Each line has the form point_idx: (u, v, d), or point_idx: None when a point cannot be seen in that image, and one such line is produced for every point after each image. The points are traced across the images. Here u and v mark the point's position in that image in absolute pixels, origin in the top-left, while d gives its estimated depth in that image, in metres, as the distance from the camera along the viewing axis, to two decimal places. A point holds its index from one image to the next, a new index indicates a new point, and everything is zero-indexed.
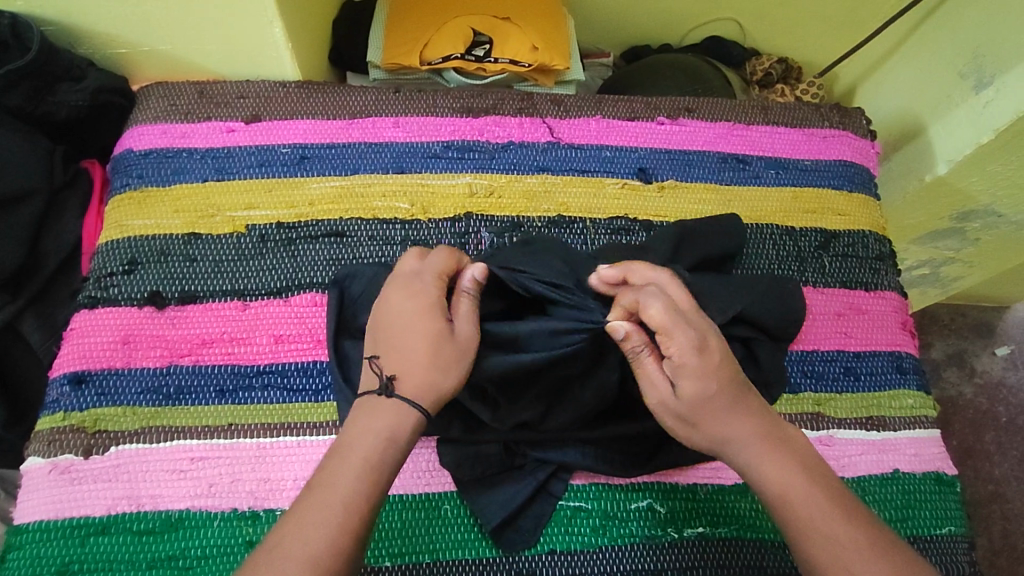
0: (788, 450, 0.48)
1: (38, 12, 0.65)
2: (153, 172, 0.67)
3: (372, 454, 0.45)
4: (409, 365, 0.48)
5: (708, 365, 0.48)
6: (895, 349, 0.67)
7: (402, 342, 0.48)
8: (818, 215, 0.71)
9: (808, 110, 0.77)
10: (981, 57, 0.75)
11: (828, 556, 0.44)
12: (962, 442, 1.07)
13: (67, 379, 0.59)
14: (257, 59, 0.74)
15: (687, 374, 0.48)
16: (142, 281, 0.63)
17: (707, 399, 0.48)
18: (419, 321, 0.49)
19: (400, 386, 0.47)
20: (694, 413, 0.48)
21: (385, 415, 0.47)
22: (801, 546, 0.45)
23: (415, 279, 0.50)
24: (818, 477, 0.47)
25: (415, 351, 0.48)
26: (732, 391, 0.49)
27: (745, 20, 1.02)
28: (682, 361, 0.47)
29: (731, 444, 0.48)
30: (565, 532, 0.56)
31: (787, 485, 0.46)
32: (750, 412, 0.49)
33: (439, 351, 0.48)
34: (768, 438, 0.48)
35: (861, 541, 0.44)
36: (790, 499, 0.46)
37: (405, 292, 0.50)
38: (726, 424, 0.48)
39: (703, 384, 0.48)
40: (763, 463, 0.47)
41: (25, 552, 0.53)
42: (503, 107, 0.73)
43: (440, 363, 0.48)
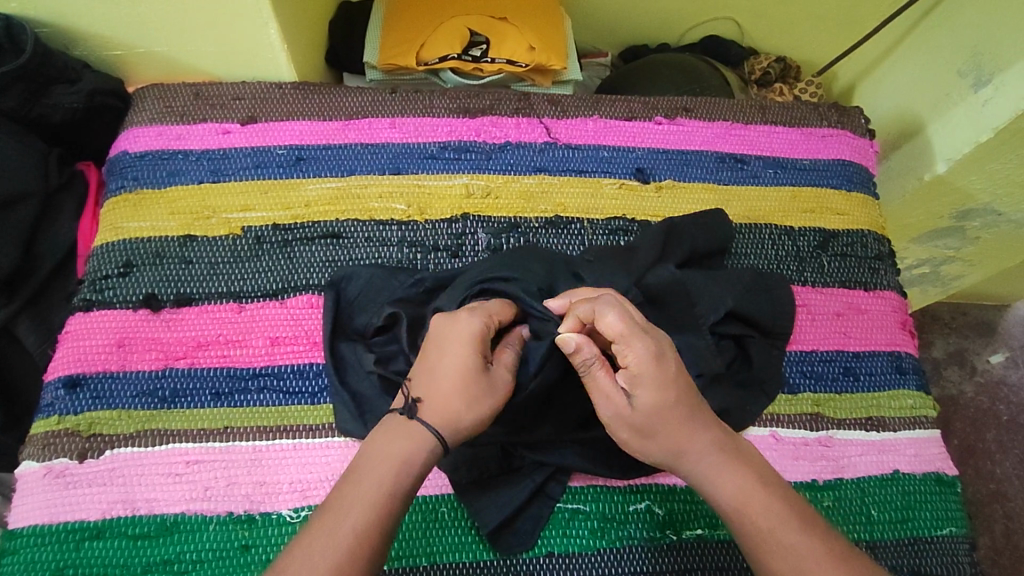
0: (744, 462, 0.47)
1: (32, 14, 0.65)
2: (148, 174, 0.67)
3: (385, 481, 0.43)
4: (440, 392, 0.47)
5: (665, 375, 0.47)
6: (894, 349, 0.67)
7: (439, 371, 0.48)
8: (817, 215, 0.71)
9: (806, 110, 0.76)
10: (980, 56, 0.75)
11: (787, 566, 0.42)
12: (963, 441, 1.07)
13: (61, 382, 0.59)
14: (254, 61, 0.73)
15: (642, 384, 0.47)
16: (137, 284, 0.63)
17: (664, 410, 0.47)
18: (463, 354, 0.48)
19: (425, 412, 0.47)
20: (650, 425, 0.47)
21: (402, 441, 0.45)
22: (760, 559, 0.44)
23: (474, 315, 0.51)
24: (776, 488, 0.46)
25: (449, 381, 0.47)
26: (688, 404, 0.48)
27: (743, 19, 1.02)
28: (637, 370, 0.47)
29: (687, 457, 0.47)
30: (564, 535, 0.56)
31: (744, 497, 0.45)
32: (706, 424, 0.48)
33: (472, 388, 0.47)
34: (723, 450, 0.48)
35: (822, 552, 0.43)
36: (747, 510, 0.45)
37: (451, 323, 0.50)
38: (681, 437, 0.47)
39: (658, 396, 0.47)
40: (719, 476, 0.47)
41: (19, 557, 0.53)
42: (500, 108, 0.72)
43: (469, 397, 0.47)
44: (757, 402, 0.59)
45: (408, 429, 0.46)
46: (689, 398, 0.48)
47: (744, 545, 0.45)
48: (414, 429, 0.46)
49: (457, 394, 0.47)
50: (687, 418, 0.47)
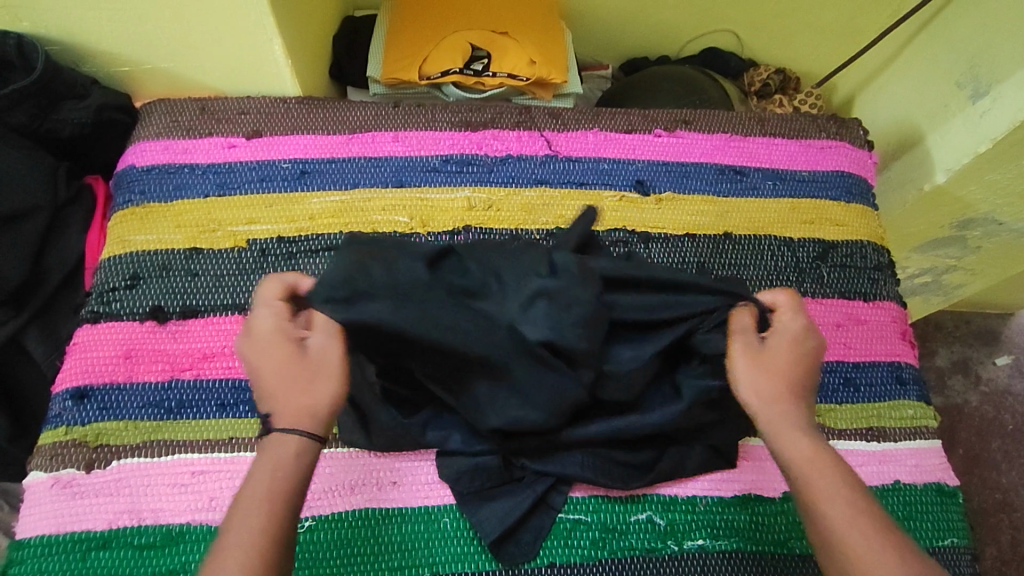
0: (817, 435, 0.49)
1: (43, 32, 0.66)
2: (155, 188, 0.68)
3: (262, 490, 0.45)
4: (280, 399, 0.48)
5: (803, 345, 0.53)
6: (894, 359, 0.67)
7: (267, 379, 0.49)
8: (816, 226, 0.72)
9: (805, 122, 0.77)
10: (977, 67, 0.76)
11: (844, 521, 0.44)
12: (968, 450, 1.06)
13: (69, 393, 0.59)
14: (259, 76, 0.75)
15: (782, 341, 0.53)
16: (144, 296, 0.64)
17: (785, 363, 0.51)
18: (274, 354, 0.49)
19: (278, 421, 0.47)
20: (770, 368, 0.51)
21: (269, 452, 0.47)
22: (820, 510, 0.45)
23: (257, 314, 0.51)
24: (839, 461, 0.48)
25: (280, 384, 0.48)
26: (802, 372, 0.52)
27: (742, 32, 1.03)
28: (781, 331, 0.53)
29: (778, 407, 0.50)
30: (565, 545, 0.56)
31: (814, 459, 0.47)
32: (802, 396, 0.51)
33: (299, 376, 0.49)
34: (804, 419, 0.50)
35: (875, 519, 0.45)
36: (816, 468, 0.47)
37: (250, 337, 0.50)
38: (784, 392, 0.50)
39: (785, 353, 0.52)
40: (794, 435, 0.49)
41: (27, 566, 0.54)
42: (501, 121, 0.73)
43: (305, 385, 0.48)
44: None
45: (266, 442, 0.47)
46: (807, 370, 0.52)
47: (802, 496, 0.47)
48: (273, 437, 0.47)
49: (293, 389, 0.48)
50: (798, 379, 0.51)
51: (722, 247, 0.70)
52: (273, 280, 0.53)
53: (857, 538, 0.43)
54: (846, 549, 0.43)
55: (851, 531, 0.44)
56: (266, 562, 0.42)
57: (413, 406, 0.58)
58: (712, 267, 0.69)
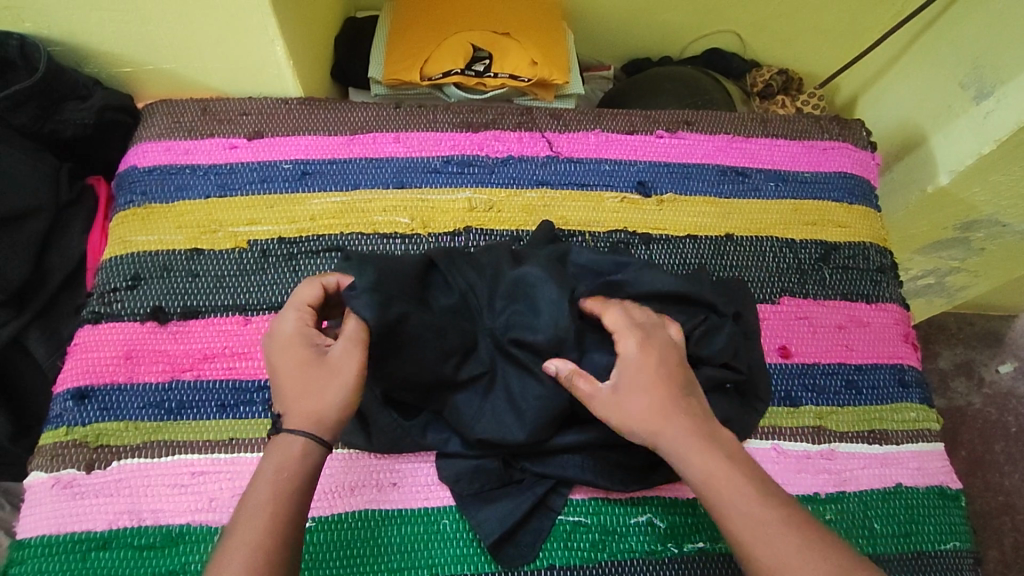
0: (715, 439, 0.48)
1: (46, 33, 0.66)
2: (157, 189, 0.68)
3: (268, 490, 0.45)
4: (292, 401, 0.48)
5: (650, 362, 0.50)
6: (896, 361, 0.67)
7: (283, 382, 0.48)
8: (818, 227, 0.71)
9: (808, 123, 0.77)
10: (981, 68, 0.76)
11: (751, 536, 0.44)
12: (972, 453, 1.06)
13: (70, 394, 0.60)
14: (261, 77, 0.75)
15: (630, 369, 0.50)
16: (145, 297, 0.64)
17: (648, 390, 0.49)
18: (291, 359, 0.49)
19: (286, 422, 0.47)
20: (636, 411, 0.49)
21: (277, 452, 0.47)
22: (727, 524, 0.45)
23: (287, 316, 0.51)
24: (738, 461, 0.47)
25: (295, 386, 0.48)
26: (669, 386, 0.50)
27: (745, 32, 1.02)
28: (623, 358, 0.51)
29: (664, 438, 0.48)
30: (564, 548, 0.56)
31: (713, 473, 0.46)
32: (684, 406, 0.49)
33: (314, 381, 0.48)
34: (697, 429, 0.48)
35: (779, 517, 0.44)
36: (716, 482, 0.46)
37: (274, 337, 0.50)
38: (662, 410, 0.49)
39: (643, 379, 0.50)
40: (691, 452, 0.47)
41: (28, 566, 0.54)
42: (503, 122, 0.73)
43: (318, 390, 0.47)
44: (755, 411, 0.60)
45: (277, 443, 0.47)
46: (672, 376, 0.50)
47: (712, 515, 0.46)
48: (282, 439, 0.47)
49: (306, 392, 0.47)
50: (672, 392, 0.49)
51: (724, 248, 0.69)
52: (312, 282, 0.52)
53: (766, 548, 0.43)
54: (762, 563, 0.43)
55: (759, 543, 0.44)
56: (270, 562, 0.43)
57: (413, 407, 0.58)
58: (715, 269, 0.68)
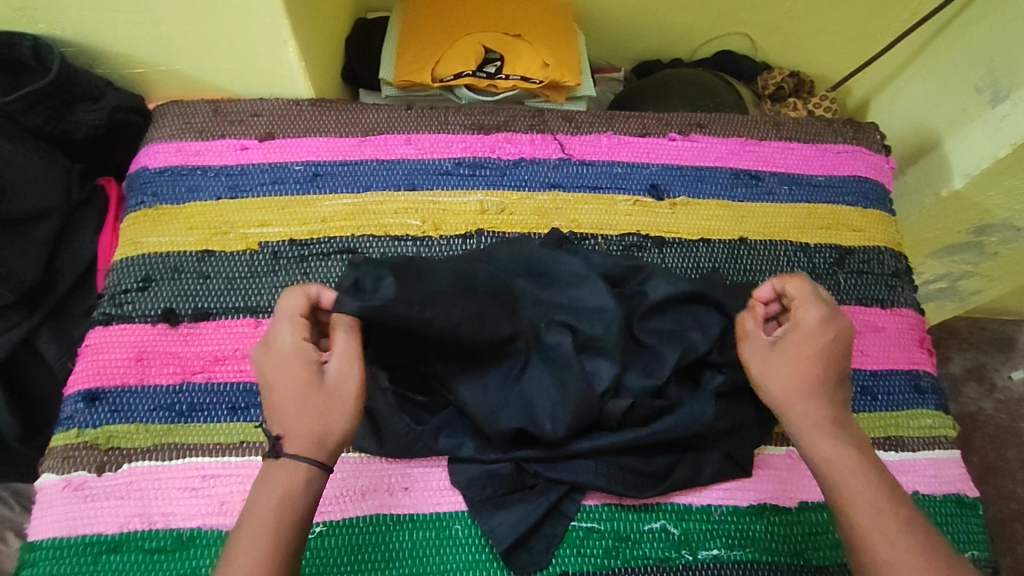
0: (846, 431, 0.49)
1: (58, 34, 0.67)
2: (168, 190, 0.68)
3: (269, 517, 0.45)
4: (291, 421, 0.48)
5: (812, 336, 0.51)
6: (912, 367, 0.66)
7: (282, 402, 0.48)
8: (833, 231, 0.71)
9: (822, 126, 0.76)
10: (996, 72, 0.75)
11: (868, 524, 0.45)
12: (983, 458, 1.05)
13: (81, 396, 0.59)
14: (272, 79, 0.74)
15: (793, 335, 0.52)
16: (155, 298, 0.63)
17: (799, 360, 0.51)
18: (290, 377, 0.49)
19: (286, 445, 0.47)
20: (778, 373, 0.51)
21: (276, 478, 0.46)
22: (845, 513, 0.46)
23: (281, 330, 0.50)
24: (867, 456, 0.48)
25: (294, 406, 0.48)
26: (824, 366, 0.50)
27: (756, 34, 1.02)
28: (793, 327, 0.52)
29: (798, 410, 0.50)
30: (577, 554, 0.55)
31: (842, 460, 0.47)
32: (827, 390, 0.50)
33: (312, 403, 0.48)
34: (832, 414, 0.49)
35: (904, 519, 0.45)
36: (840, 467, 0.47)
37: (271, 353, 0.50)
38: (805, 383, 0.50)
39: (800, 350, 0.51)
40: (819, 433, 0.49)
41: (38, 569, 0.53)
42: (514, 124, 0.73)
43: (317, 412, 0.48)
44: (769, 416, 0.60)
45: (274, 468, 0.47)
46: (832, 357, 0.51)
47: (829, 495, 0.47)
48: (281, 463, 0.47)
49: (305, 414, 0.47)
50: (823, 371, 0.50)
51: (737, 252, 0.69)
52: (296, 292, 0.51)
53: (881, 539, 0.44)
54: (873, 551, 0.44)
55: (875, 534, 0.44)
56: None
57: (425, 412, 0.58)
58: (727, 272, 0.68)
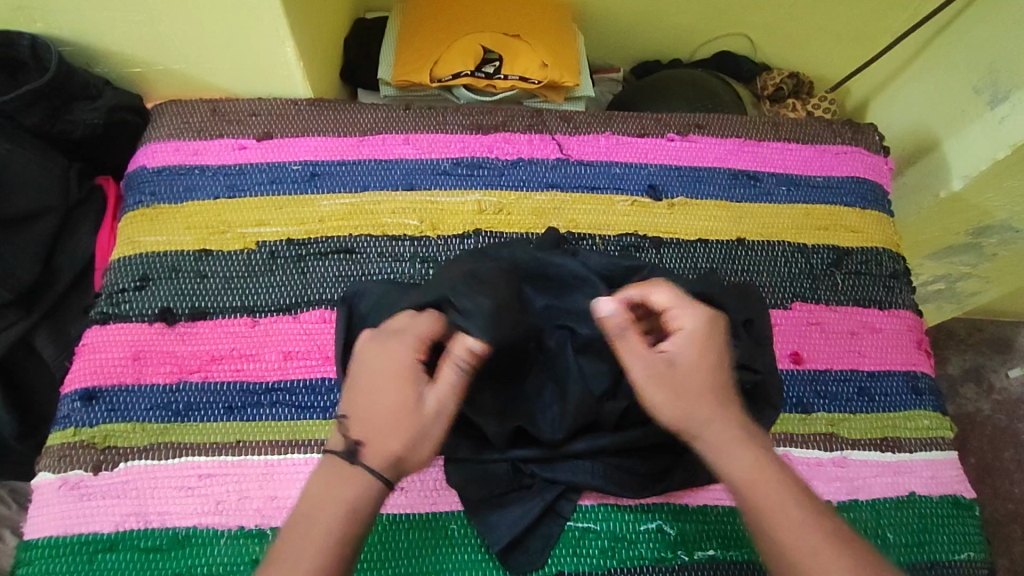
0: (761, 444, 0.47)
1: (56, 33, 0.66)
2: (166, 190, 0.68)
3: (330, 526, 0.44)
4: (379, 434, 0.46)
5: (705, 345, 0.49)
6: (910, 368, 0.66)
7: (375, 411, 0.47)
8: (831, 232, 0.71)
9: (820, 126, 0.76)
10: (996, 73, 0.75)
11: (794, 544, 0.43)
12: (980, 460, 1.05)
13: (77, 395, 0.59)
14: (271, 78, 0.74)
15: (687, 345, 0.49)
16: (153, 298, 0.64)
17: (698, 374, 0.48)
18: (393, 391, 0.47)
19: (365, 456, 0.46)
20: (683, 391, 0.47)
21: (347, 486, 0.45)
22: (772, 535, 0.44)
23: (395, 342, 0.49)
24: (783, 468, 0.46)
25: (386, 420, 0.46)
26: (719, 376, 0.48)
27: (755, 35, 1.02)
28: (682, 337, 0.49)
29: (707, 426, 0.47)
30: (573, 554, 0.55)
31: (761, 476, 0.45)
32: (729, 401, 0.48)
33: (404, 424, 0.46)
34: (741, 427, 0.47)
35: (830, 533, 0.43)
36: (761, 483, 0.45)
37: (382, 358, 0.49)
38: (709, 397, 0.47)
39: (696, 363, 0.48)
40: (734, 450, 0.46)
41: (34, 568, 0.54)
42: (513, 124, 0.73)
43: (405, 433, 0.46)
44: (765, 416, 0.60)
45: (349, 475, 0.45)
46: (719, 362, 0.49)
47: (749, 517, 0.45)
48: (355, 471, 0.46)
49: (393, 432, 0.46)
50: (719, 380, 0.48)
51: (735, 253, 0.69)
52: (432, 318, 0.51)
53: (812, 558, 0.42)
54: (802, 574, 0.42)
55: (803, 554, 0.42)
56: None
57: None
58: (725, 273, 0.68)
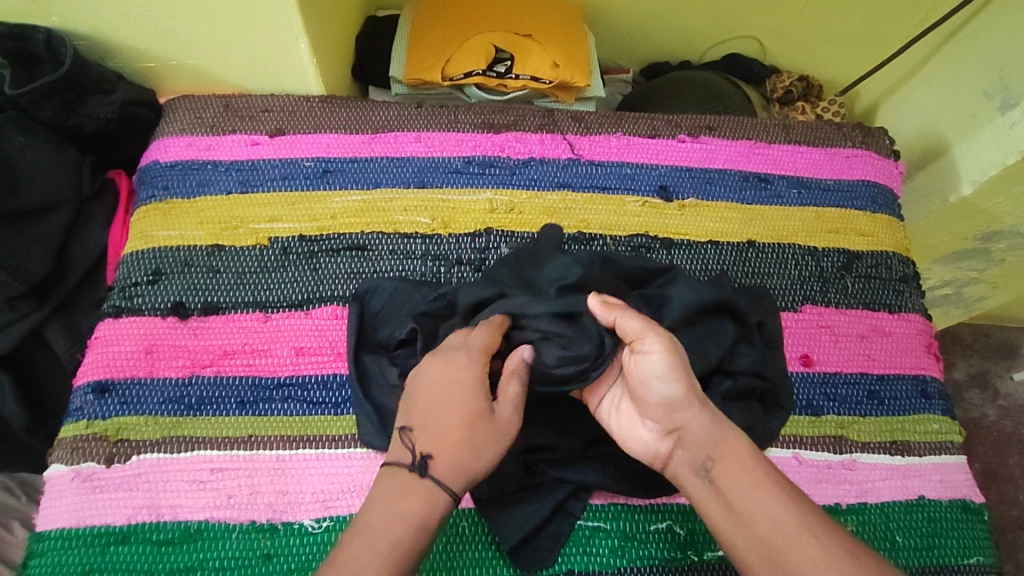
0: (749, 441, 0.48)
1: (71, 27, 0.67)
2: (179, 184, 0.68)
3: (404, 542, 0.42)
4: (450, 446, 0.45)
5: None
6: (919, 373, 0.66)
7: (441, 421, 0.46)
8: (841, 235, 0.71)
9: (830, 130, 0.76)
10: (1006, 78, 0.75)
11: (794, 523, 0.42)
12: (986, 465, 1.05)
13: (90, 387, 0.60)
14: (283, 74, 0.75)
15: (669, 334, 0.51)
16: (166, 292, 0.64)
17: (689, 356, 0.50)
18: (464, 401, 0.47)
19: (436, 469, 0.45)
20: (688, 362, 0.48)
21: (416, 499, 0.44)
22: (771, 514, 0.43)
23: (457, 354, 0.49)
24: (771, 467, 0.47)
25: (454, 431, 0.46)
26: None
27: (766, 38, 1.02)
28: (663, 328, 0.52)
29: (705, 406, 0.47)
30: (584, 553, 0.55)
31: (755, 461, 0.46)
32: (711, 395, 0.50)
33: (475, 435, 0.46)
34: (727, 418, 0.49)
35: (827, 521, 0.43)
36: (757, 468, 0.45)
37: (448, 368, 0.48)
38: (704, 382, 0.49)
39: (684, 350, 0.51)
40: (729, 434, 0.47)
41: (47, 558, 0.54)
42: (524, 124, 0.73)
43: (477, 444, 0.46)
44: (776, 418, 0.60)
45: (416, 488, 0.44)
46: None
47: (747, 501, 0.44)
48: (426, 484, 0.45)
49: (467, 444, 0.46)
50: None
51: (746, 255, 0.69)
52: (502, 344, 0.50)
53: (812, 538, 0.42)
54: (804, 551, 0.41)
55: (804, 535, 0.42)
56: None
57: None
58: (736, 275, 0.68)
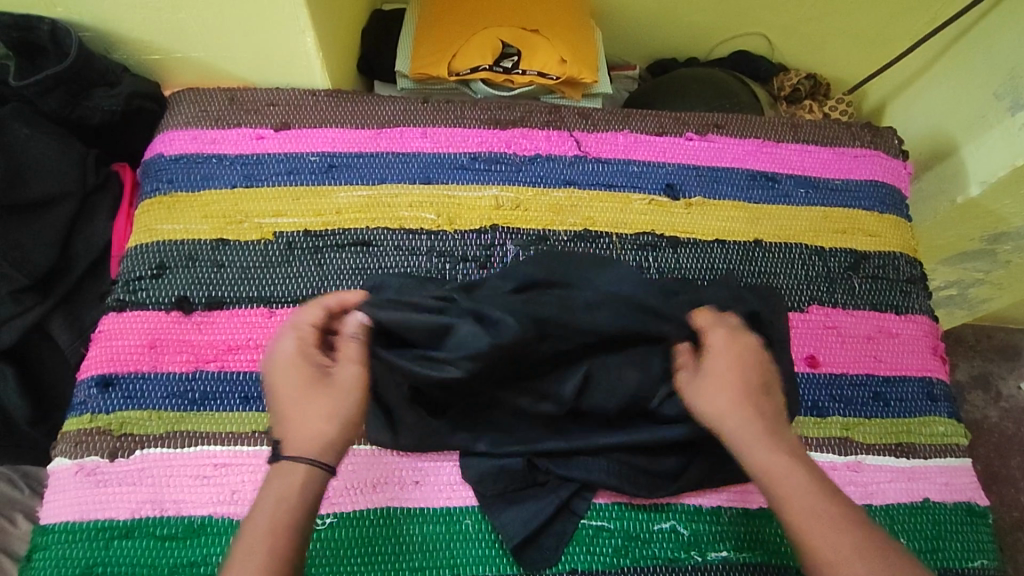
0: (783, 442, 0.47)
1: (77, 19, 0.66)
2: (183, 177, 0.68)
3: (267, 519, 0.43)
4: (296, 423, 0.47)
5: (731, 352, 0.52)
6: (925, 374, 0.66)
7: (282, 406, 0.48)
8: (849, 235, 0.70)
9: (839, 129, 0.76)
10: (1017, 79, 0.75)
11: (802, 526, 0.43)
12: (987, 466, 1.05)
13: (94, 381, 0.59)
14: (289, 68, 0.74)
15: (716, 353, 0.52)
16: (170, 286, 0.64)
17: (723, 375, 0.50)
18: (293, 379, 0.48)
19: (289, 448, 0.46)
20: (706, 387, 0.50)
21: (276, 482, 0.45)
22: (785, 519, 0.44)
23: (279, 342, 0.51)
24: (805, 465, 0.46)
25: (294, 409, 0.47)
26: (745, 378, 0.50)
27: (774, 36, 1.01)
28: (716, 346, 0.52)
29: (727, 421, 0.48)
30: (587, 552, 0.55)
31: (776, 467, 0.46)
32: (755, 401, 0.49)
33: (314, 402, 0.47)
34: (764, 422, 0.48)
35: (841, 523, 0.43)
36: (774, 474, 0.46)
37: (273, 358, 0.50)
38: (734, 399, 0.49)
39: (723, 364, 0.51)
40: (754, 442, 0.47)
41: (51, 552, 0.54)
42: (531, 120, 0.73)
43: (320, 410, 0.47)
44: None
45: (277, 470, 0.45)
46: (751, 368, 0.51)
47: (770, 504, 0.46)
48: (282, 465, 0.45)
49: (311, 415, 0.47)
50: (746, 382, 0.50)
51: (752, 254, 0.68)
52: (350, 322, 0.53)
53: (815, 538, 0.43)
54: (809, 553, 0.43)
55: (808, 536, 0.43)
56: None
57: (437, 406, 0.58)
58: (742, 275, 0.68)
